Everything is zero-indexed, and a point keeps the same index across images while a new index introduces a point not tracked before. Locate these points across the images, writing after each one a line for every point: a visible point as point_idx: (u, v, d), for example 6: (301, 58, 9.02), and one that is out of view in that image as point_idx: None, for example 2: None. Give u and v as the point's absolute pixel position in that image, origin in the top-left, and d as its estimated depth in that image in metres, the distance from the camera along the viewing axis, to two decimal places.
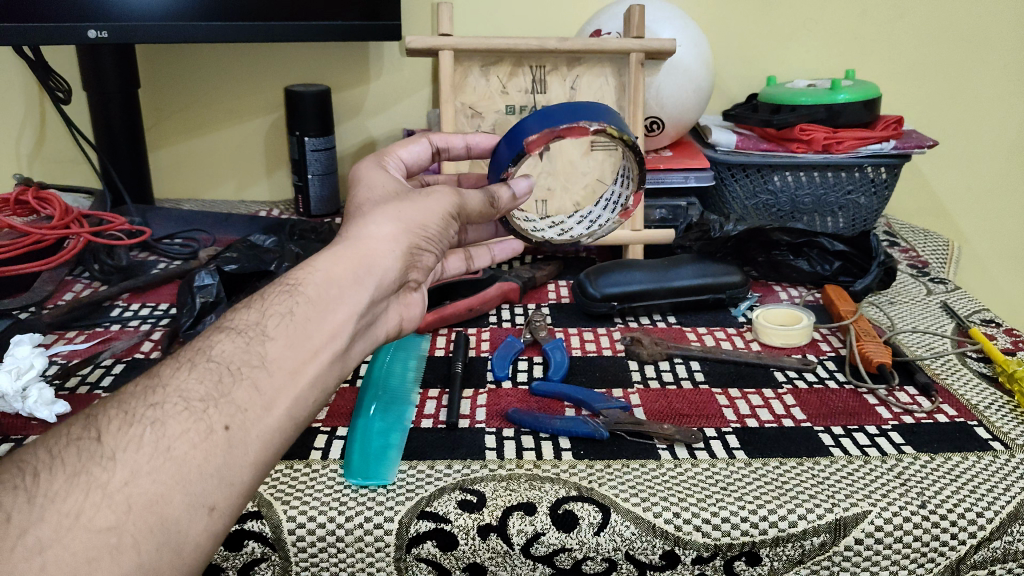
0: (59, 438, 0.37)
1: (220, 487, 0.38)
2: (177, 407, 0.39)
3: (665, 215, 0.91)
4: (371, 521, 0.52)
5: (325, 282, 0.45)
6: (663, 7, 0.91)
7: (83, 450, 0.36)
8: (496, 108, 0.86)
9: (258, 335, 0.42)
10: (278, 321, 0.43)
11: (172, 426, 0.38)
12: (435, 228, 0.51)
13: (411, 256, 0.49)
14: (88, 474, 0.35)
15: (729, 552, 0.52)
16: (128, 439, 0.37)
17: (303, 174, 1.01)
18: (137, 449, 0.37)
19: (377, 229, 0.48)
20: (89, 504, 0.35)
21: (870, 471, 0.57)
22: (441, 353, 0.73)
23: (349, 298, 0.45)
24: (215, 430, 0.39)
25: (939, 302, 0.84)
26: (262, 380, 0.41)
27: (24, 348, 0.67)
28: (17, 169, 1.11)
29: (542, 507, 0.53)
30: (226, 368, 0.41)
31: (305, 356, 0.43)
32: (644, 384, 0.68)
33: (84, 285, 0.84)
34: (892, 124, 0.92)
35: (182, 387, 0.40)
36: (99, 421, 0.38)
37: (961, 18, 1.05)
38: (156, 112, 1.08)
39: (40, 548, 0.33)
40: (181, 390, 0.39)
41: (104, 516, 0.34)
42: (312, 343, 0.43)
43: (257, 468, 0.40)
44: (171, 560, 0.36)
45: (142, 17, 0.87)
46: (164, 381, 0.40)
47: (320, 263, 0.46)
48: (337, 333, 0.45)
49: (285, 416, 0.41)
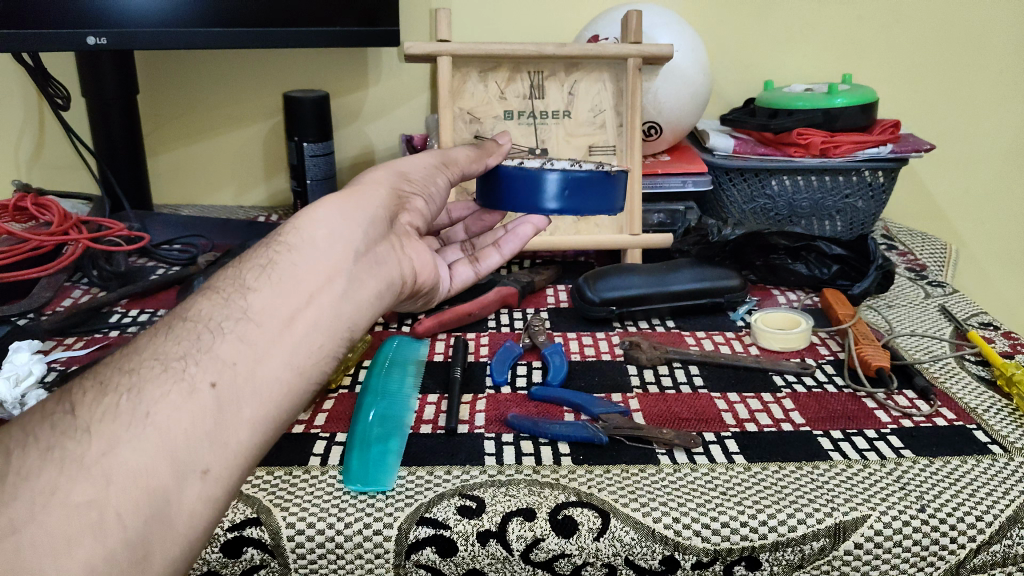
0: (35, 416, 0.37)
1: (213, 449, 0.38)
2: (155, 371, 0.39)
3: (664, 219, 0.92)
4: (370, 527, 0.52)
5: (311, 227, 0.46)
6: (660, 13, 0.91)
7: (58, 425, 0.37)
8: (494, 114, 0.86)
9: (239, 289, 0.43)
10: (257, 272, 0.44)
11: (150, 390, 0.38)
12: (419, 177, 0.57)
13: (398, 196, 0.54)
14: (62, 449, 0.36)
15: (728, 557, 0.52)
16: (103, 409, 0.37)
17: (302, 179, 1.00)
18: (113, 419, 0.37)
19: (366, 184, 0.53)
20: (65, 480, 0.35)
21: (869, 477, 0.57)
22: (440, 358, 0.73)
23: (341, 236, 0.47)
24: (203, 386, 0.39)
25: (937, 305, 0.84)
26: (250, 333, 0.41)
27: (23, 355, 0.67)
28: (16, 176, 1.10)
29: (541, 513, 0.53)
30: (205, 326, 0.41)
31: (301, 301, 0.43)
32: (642, 389, 0.68)
33: (82, 292, 0.84)
34: (889, 128, 0.93)
35: (160, 348, 0.40)
36: (73, 396, 0.38)
37: (958, 21, 1.06)
38: (155, 117, 1.08)
39: (13, 528, 0.33)
40: (158, 352, 0.40)
41: (82, 491, 0.35)
42: (306, 286, 0.44)
43: (257, 427, 0.40)
44: (160, 534, 0.36)
45: (142, 22, 0.87)
46: (139, 347, 0.41)
47: (307, 216, 0.47)
48: (329, 275, 0.45)
49: (285, 368, 0.42)
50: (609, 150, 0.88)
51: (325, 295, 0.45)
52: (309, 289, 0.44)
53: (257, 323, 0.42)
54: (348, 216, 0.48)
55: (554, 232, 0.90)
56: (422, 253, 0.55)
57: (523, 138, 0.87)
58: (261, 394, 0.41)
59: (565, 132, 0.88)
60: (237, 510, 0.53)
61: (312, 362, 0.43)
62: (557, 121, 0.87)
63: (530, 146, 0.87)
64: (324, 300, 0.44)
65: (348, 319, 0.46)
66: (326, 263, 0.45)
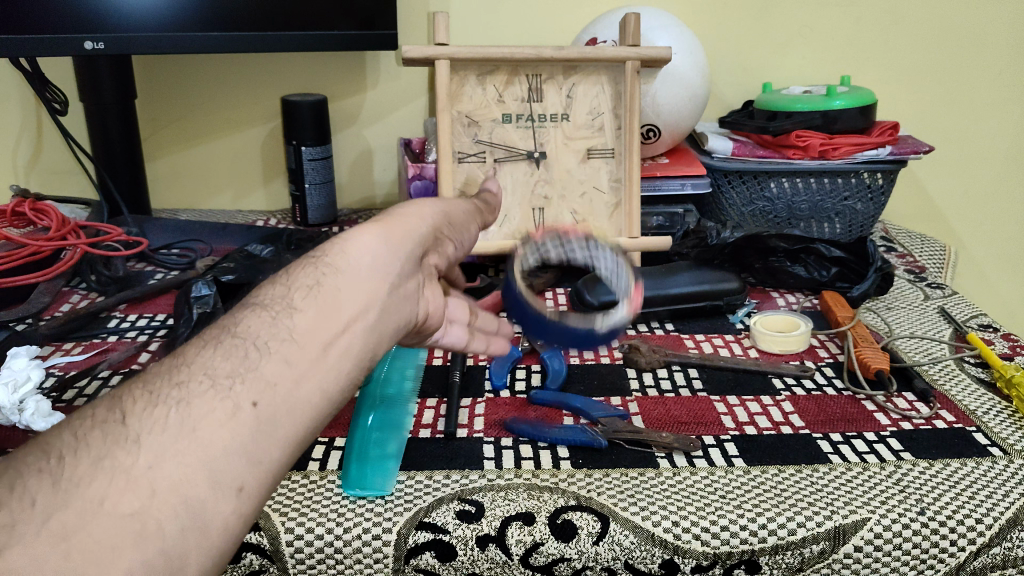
0: (83, 421, 0.34)
1: (250, 466, 0.35)
2: (202, 385, 0.36)
3: (663, 222, 0.91)
4: (370, 532, 0.52)
5: (357, 250, 0.43)
6: (658, 15, 0.91)
7: (107, 434, 0.33)
8: (492, 117, 0.86)
9: (285, 307, 0.40)
10: (303, 292, 0.40)
11: (196, 405, 0.35)
12: (458, 219, 0.53)
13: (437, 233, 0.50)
14: (111, 459, 0.32)
15: (729, 560, 0.52)
16: (153, 420, 0.34)
17: (300, 183, 1.01)
18: (161, 430, 0.33)
19: (407, 214, 0.48)
20: (107, 489, 0.31)
21: (868, 480, 0.57)
22: (439, 362, 0.73)
23: (383, 265, 0.43)
24: (243, 407, 0.35)
25: (937, 307, 0.84)
26: (293, 354, 0.38)
27: (21, 361, 0.67)
28: (14, 181, 1.11)
29: (541, 517, 0.53)
30: (253, 344, 0.38)
31: (341, 326, 0.40)
32: (642, 392, 0.68)
33: (81, 296, 0.84)
34: (887, 129, 0.93)
35: (207, 363, 0.37)
36: (123, 403, 0.35)
37: (956, 23, 1.06)
38: (152, 122, 1.08)
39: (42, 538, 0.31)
40: (205, 368, 0.36)
41: (126, 502, 0.31)
42: (347, 310, 0.40)
43: (290, 447, 0.37)
44: (198, 544, 0.33)
45: (139, 27, 0.87)
46: (188, 359, 0.37)
47: (353, 237, 0.43)
48: (373, 302, 0.42)
49: (316, 391, 0.38)
50: (607, 153, 0.88)
51: (362, 323, 0.41)
52: (350, 314, 0.40)
53: (299, 343, 0.38)
54: (393, 248, 0.44)
55: None
56: (443, 301, 0.51)
57: (521, 142, 0.87)
58: (296, 412, 0.37)
59: (564, 135, 0.88)
60: None
61: (342, 389, 0.40)
62: (556, 124, 0.87)
63: (528, 149, 0.87)
64: (361, 329, 0.41)
65: (379, 352, 0.42)
66: (366, 293, 0.42)
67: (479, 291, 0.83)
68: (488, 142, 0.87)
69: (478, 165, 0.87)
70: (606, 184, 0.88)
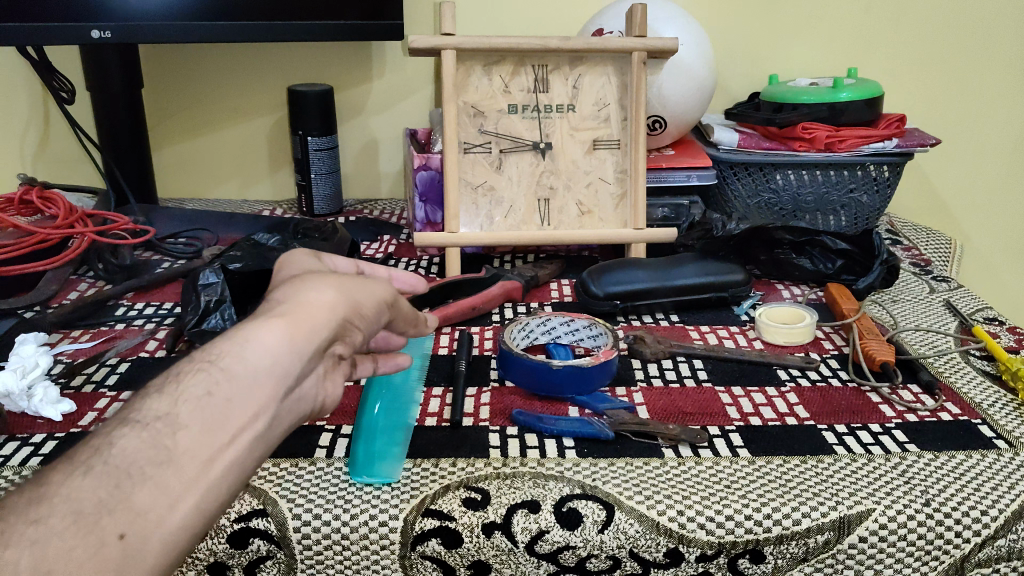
0: None
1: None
2: (62, 520, 0.34)
3: (668, 214, 0.92)
4: (376, 519, 0.52)
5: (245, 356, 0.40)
6: (665, 6, 0.91)
7: None
8: (498, 107, 0.86)
9: (167, 424, 0.38)
10: (189, 405, 0.38)
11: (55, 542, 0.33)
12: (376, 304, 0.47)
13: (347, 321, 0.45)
14: None
15: (733, 549, 0.52)
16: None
17: (306, 173, 1.01)
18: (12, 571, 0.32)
19: (316, 294, 0.44)
20: None
21: (873, 470, 0.57)
22: (445, 352, 0.73)
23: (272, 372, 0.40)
24: (109, 542, 0.34)
25: (942, 300, 0.84)
26: (168, 479, 0.36)
27: (29, 347, 0.68)
28: (21, 169, 1.11)
29: (546, 505, 0.53)
30: (125, 470, 0.36)
31: (223, 441, 0.38)
32: (647, 383, 0.68)
33: (88, 284, 0.84)
34: (894, 122, 0.92)
35: (73, 490, 0.35)
36: None
37: (964, 15, 1.06)
38: (159, 112, 1.09)
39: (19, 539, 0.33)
40: (69, 499, 0.35)
41: None
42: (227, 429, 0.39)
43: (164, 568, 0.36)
44: None
45: (146, 15, 0.87)
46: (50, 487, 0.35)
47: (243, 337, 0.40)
48: (258, 412, 0.40)
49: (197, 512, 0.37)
50: (613, 144, 0.88)
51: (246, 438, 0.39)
52: (232, 430, 0.39)
53: (177, 467, 0.37)
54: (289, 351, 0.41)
55: (557, 226, 0.88)
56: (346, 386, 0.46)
57: (527, 133, 0.87)
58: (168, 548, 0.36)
59: (570, 126, 0.88)
60: (243, 502, 0.53)
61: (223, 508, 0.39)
62: (562, 115, 0.87)
63: (534, 140, 0.87)
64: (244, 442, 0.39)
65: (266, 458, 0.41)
66: (251, 405, 0.39)
67: (482, 280, 0.82)
68: (494, 133, 0.87)
69: (483, 156, 0.87)
70: (612, 175, 0.88)
